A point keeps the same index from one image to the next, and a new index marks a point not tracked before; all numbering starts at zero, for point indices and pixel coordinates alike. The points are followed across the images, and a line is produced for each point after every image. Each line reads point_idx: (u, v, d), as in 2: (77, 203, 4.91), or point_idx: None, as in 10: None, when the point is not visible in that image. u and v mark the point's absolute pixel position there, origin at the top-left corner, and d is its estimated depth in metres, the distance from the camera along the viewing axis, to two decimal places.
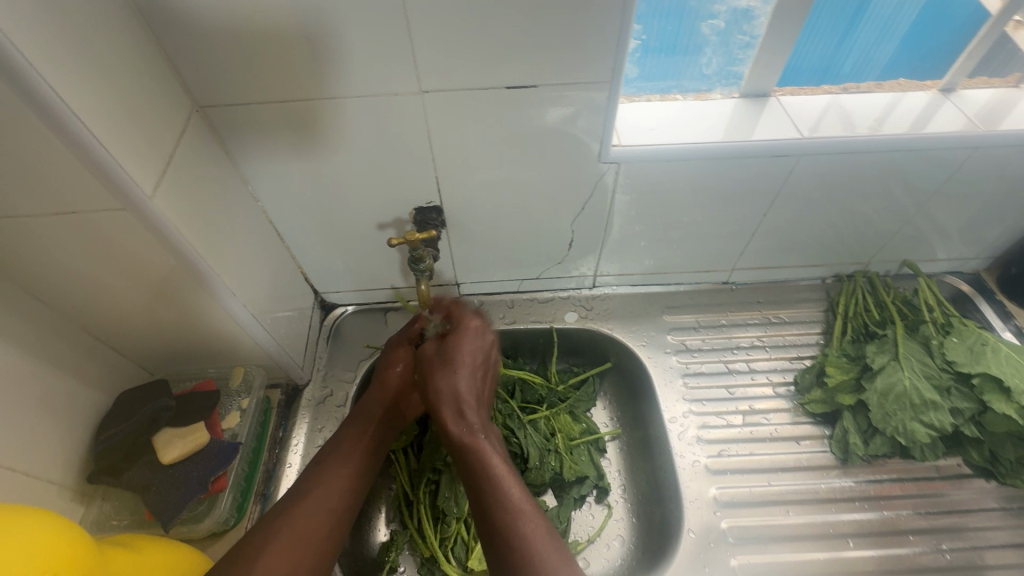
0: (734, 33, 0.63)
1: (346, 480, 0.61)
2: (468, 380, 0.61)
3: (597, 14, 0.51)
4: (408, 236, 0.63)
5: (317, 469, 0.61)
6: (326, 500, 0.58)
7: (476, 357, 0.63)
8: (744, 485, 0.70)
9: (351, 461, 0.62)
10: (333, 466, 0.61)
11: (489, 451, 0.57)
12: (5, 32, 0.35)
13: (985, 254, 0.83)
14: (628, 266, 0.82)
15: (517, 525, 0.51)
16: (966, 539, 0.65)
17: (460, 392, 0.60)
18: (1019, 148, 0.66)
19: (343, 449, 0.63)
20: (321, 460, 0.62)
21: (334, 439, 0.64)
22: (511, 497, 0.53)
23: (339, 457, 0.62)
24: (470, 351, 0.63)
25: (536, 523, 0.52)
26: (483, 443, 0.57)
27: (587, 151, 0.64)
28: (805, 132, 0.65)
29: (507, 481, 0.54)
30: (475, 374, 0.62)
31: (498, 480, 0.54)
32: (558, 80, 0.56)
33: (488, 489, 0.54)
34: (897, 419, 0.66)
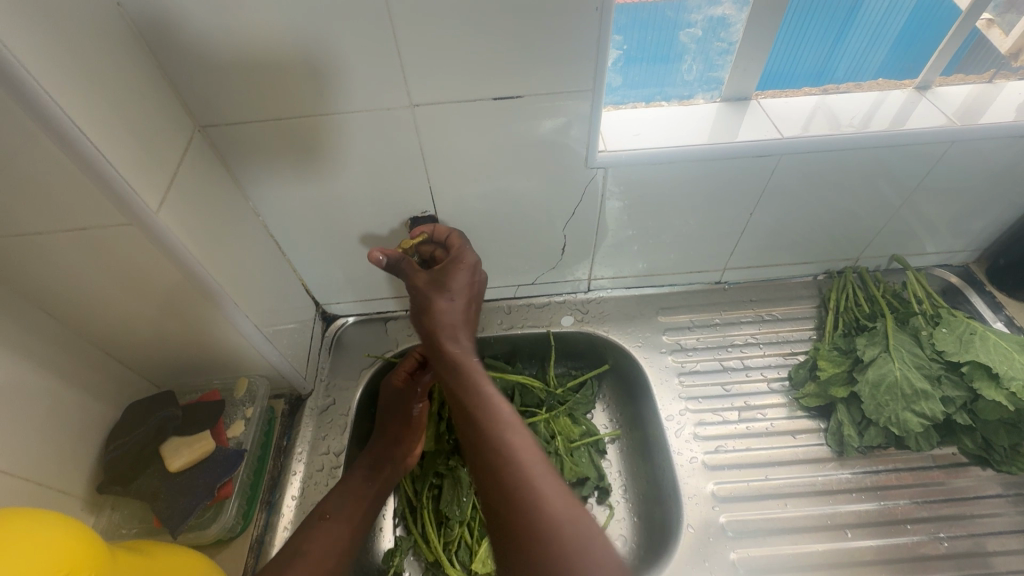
0: (711, 40, 0.65)
1: (345, 540, 0.63)
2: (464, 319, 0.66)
3: (576, 24, 0.53)
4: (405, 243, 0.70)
5: (317, 525, 0.62)
6: (325, 559, 0.60)
7: (468, 289, 0.68)
8: (742, 479, 0.70)
9: (354, 512, 0.66)
10: (334, 522, 0.63)
11: (478, 375, 0.61)
12: (10, 48, 0.36)
13: (972, 245, 0.85)
14: (622, 268, 0.84)
15: (508, 441, 0.54)
16: (967, 526, 0.65)
17: (457, 325, 0.65)
18: (995, 139, 0.68)
19: (346, 506, 0.66)
20: (322, 516, 0.64)
21: (336, 493, 0.66)
22: (501, 416, 0.56)
23: (340, 514, 0.65)
24: (468, 286, 0.67)
25: (540, 473, 0.52)
26: (473, 369, 0.62)
27: (575, 156, 0.66)
28: (783, 132, 0.67)
29: (500, 404, 0.58)
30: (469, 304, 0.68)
31: (494, 405, 0.57)
32: (543, 89, 0.58)
33: (485, 412, 0.57)
34: (890, 410, 0.67)
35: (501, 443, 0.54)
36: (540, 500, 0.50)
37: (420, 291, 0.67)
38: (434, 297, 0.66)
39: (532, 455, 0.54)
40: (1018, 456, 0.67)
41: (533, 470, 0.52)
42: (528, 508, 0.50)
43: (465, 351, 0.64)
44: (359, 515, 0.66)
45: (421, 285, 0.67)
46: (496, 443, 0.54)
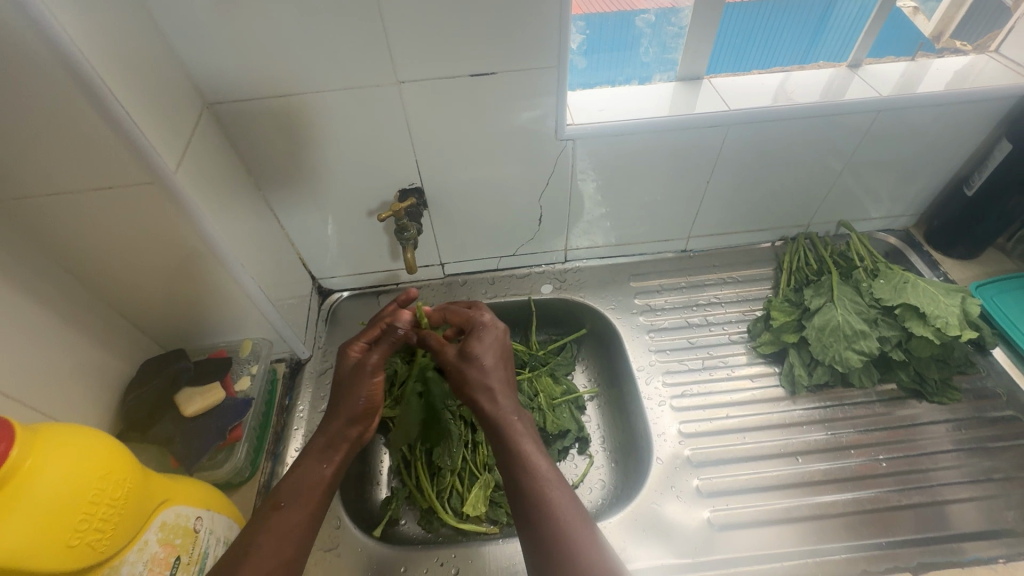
0: (664, 25, 0.74)
1: (303, 529, 0.56)
2: (496, 379, 0.66)
3: (544, 9, 0.60)
4: (392, 207, 0.74)
5: (270, 514, 0.55)
6: (279, 551, 0.53)
7: (499, 357, 0.68)
8: (706, 418, 0.77)
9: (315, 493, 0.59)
10: (289, 510, 0.56)
11: (518, 431, 0.61)
12: (57, 21, 0.43)
13: (909, 211, 0.94)
14: (595, 238, 0.92)
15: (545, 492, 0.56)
16: (905, 450, 0.73)
17: (491, 385, 0.65)
18: (918, 108, 0.76)
19: (303, 489, 0.58)
20: (275, 505, 0.56)
21: (289, 476, 0.59)
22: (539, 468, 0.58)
23: (296, 498, 0.57)
24: (495, 348, 0.69)
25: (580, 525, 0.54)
26: (512, 424, 0.62)
27: (546, 131, 0.73)
28: (730, 105, 0.75)
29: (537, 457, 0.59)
30: (500, 364, 0.68)
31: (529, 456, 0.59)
32: (516, 67, 0.65)
33: (520, 467, 0.58)
34: (834, 349, 0.74)
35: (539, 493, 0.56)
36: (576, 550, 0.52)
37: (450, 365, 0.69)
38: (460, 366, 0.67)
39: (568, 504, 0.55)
40: (947, 387, 0.75)
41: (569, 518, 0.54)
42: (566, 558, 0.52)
43: (508, 411, 0.63)
44: (318, 499, 0.58)
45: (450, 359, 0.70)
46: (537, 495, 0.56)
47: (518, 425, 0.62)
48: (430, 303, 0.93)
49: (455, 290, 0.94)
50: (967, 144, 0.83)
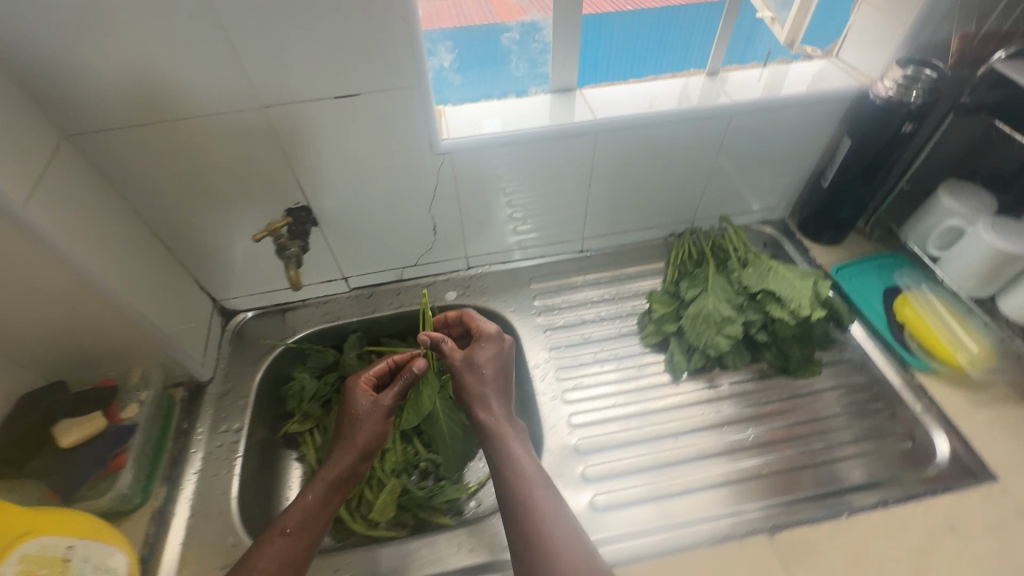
0: (529, 42, 0.80)
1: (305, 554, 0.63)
2: (491, 388, 0.73)
3: (395, 33, 0.63)
4: (268, 226, 0.74)
5: (272, 538, 0.63)
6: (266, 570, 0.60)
7: (497, 368, 0.75)
8: (594, 409, 0.81)
9: (316, 527, 0.66)
10: (293, 538, 0.63)
11: (508, 439, 0.70)
12: None
13: (781, 203, 1.02)
14: (493, 245, 0.96)
15: (530, 493, 0.64)
16: (772, 422, 0.79)
17: (484, 395, 0.73)
18: (767, 111, 0.84)
19: (309, 517, 0.66)
20: (282, 532, 0.63)
21: (293, 506, 0.66)
22: (528, 471, 0.66)
23: (301, 529, 0.64)
24: (495, 361, 0.75)
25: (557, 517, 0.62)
26: (505, 434, 0.70)
27: (422, 145, 0.76)
28: (596, 113, 0.81)
29: (524, 462, 0.67)
30: (497, 375, 0.75)
31: (519, 463, 0.67)
32: (378, 87, 0.68)
33: (509, 469, 0.67)
34: (706, 335, 0.80)
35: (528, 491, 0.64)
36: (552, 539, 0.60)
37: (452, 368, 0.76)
38: (461, 374, 0.75)
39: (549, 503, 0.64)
40: (810, 362, 0.82)
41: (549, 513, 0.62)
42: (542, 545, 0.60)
43: (499, 420, 0.72)
44: (319, 530, 0.66)
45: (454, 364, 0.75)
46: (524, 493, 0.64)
47: (509, 434, 0.70)
48: (337, 317, 0.95)
49: (362, 302, 0.96)
50: (818, 140, 0.91)
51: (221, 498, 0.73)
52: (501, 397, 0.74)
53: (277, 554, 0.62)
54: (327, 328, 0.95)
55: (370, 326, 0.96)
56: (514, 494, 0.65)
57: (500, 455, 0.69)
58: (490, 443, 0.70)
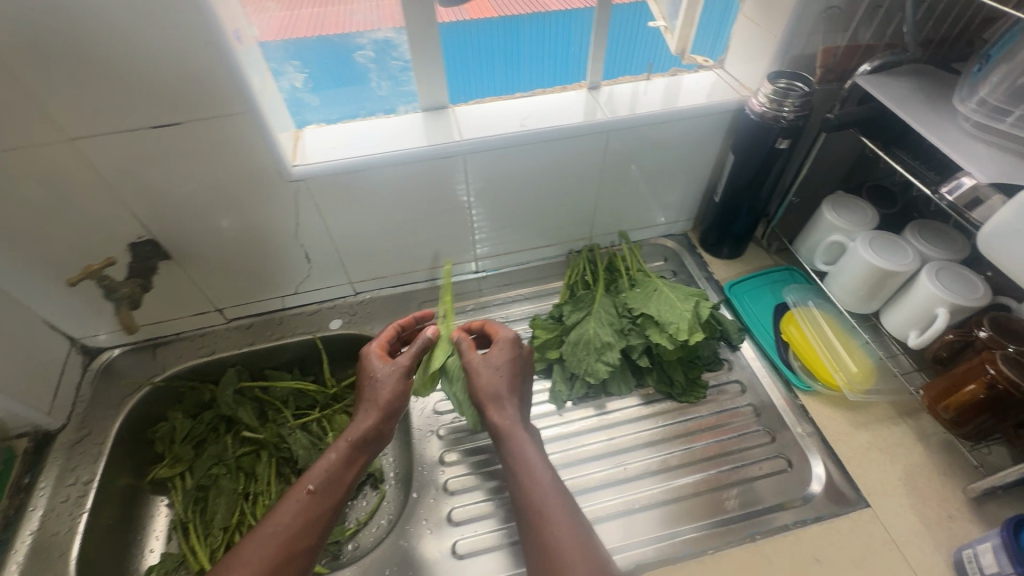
0: (387, 60, 0.75)
1: (314, 522, 0.63)
2: (506, 387, 0.69)
3: (207, 58, 0.58)
4: (85, 268, 0.68)
5: (295, 494, 0.64)
6: (262, 547, 0.59)
7: (510, 372, 0.70)
8: (468, 443, 0.78)
9: (339, 488, 0.66)
10: (318, 496, 0.64)
11: (524, 443, 0.66)
12: None
13: (681, 217, 1.00)
14: (378, 270, 0.91)
15: (540, 504, 0.61)
16: (654, 451, 0.76)
17: (500, 394, 0.68)
18: (645, 127, 0.81)
19: (329, 484, 0.66)
20: (307, 490, 0.64)
21: (320, 466, 0.66)
22: (542, 478, 0.63)
23: (326, 487, 0.65)
24: (509, 362, 0.71)
25: (570, 532, 0.58)
26: (519, 439, 0.66)
27: (269, 172, 0.71)
28: (463, 135, 0.77)
29: (540, 470, 0.63)
30: (514, 376, 0.70)
31: (534, 471, 0.63)
32: (200, 115, 0.63)
33: (523, 474, 0.63)
34: (586, 362, 0.77)
35: (539, 501, 0.61)
36: (556, 551, 0.57)
37: (467, 363, 0.71)
38: (472, 371, 0.70)
39: (560, 515, 0.60)
40: (695, 386, 0.79)
41: (560, 524, 0.59)
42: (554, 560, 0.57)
43: (512, 422, 0.67)
44: (338, 497, 0.66)
45: (468, 365, 0.71)
46: (535, 503, 0.61)
47: (522, 435, 0.66)
48: (213, 350, 0.90)
49: (241, 334, 0.91)
50: (706, 154, 0.89)
51: (59, 560, 0.68)
52: (515, 398, 0.69)
53: (270, 540, 0.60)
54: (202, 363, 0.89)
55: (251, 358, 0.91)
56: (529, 501, 0.61)
57: (513, 459, 0.65)
58: (506, 445, 0.66)
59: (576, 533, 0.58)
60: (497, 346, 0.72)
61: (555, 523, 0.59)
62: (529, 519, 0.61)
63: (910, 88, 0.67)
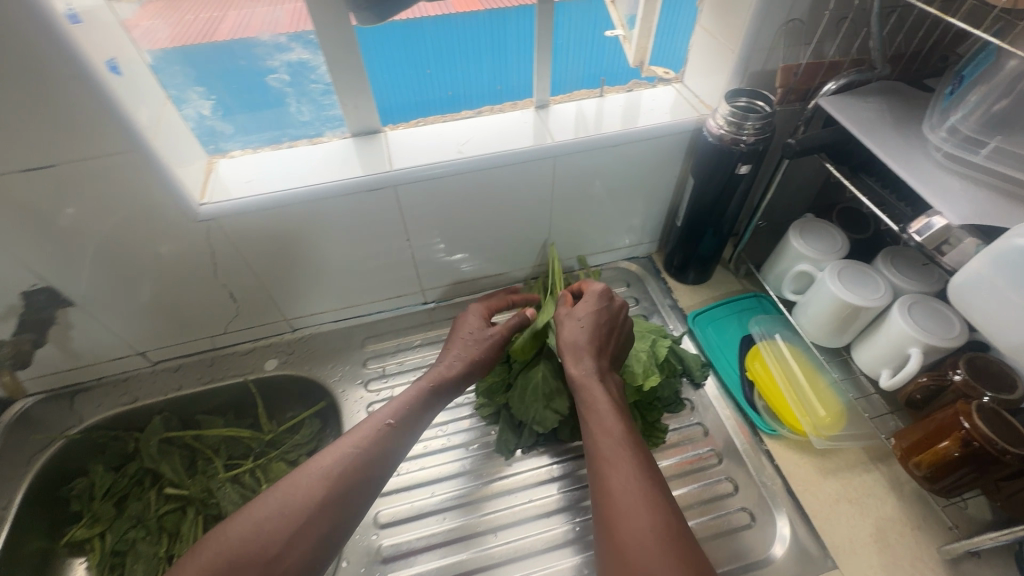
0: (305, 83, 0.68)
1: (374, 459, 0.58)
2: (592, 334, 0.62)
3: (78, 92, 0.51)
4: None
5: (365, 423, 0.60)
6: (311, 475, 0.55)
7: (603, 321, 0.64)
8: (407, 501, 0.71)
9: (416, 424, 0.62)
10: (394, 429, 0.60)
11: (601, 396, 0.57)
12: None
13: (645, 239, 0.94)
14: (314, 307, 0.84)
15: (608, 457, 0.52)
16: None
17: (580, 342, 0.61)
18: (598, 149, 0.74)
19: (410, 417, 0.62)
20: (385, 421, 0.60)
21: (398, 399, 0.63)
22: (614, 426, 0.54)
23: (405, 421, 0.61)
24: (601, 313, 0.64)
25: (640, 486, 0.49)
26: (592, 390, 0.57)
27: (173, 211, 0.64)
28: (393, 164, 0.69)
29: (615, 419, 0.54)
30: (601, 329, 0.63)
31: (607, 420, 0.54)
32: (79, 154, 0.55)
33: (596, 423, 0.55)
34: (534, 409, 0.69)
35: (607, 456, 0.52)
36: (615, 505, 0.48)
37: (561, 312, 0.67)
38: (563, 319, 0.65)
39: (626, 468, 0.50)
40: (654, 430, 0.73)
41: (622, 479, 0.50)
42: (613, 517, 0.48)
43: (585, 372, 0.59)
44: (400, 445, 0.60)
45: (589, 305, 0.65)
46: (608, 453, 0.52)
47: (605, 385, 0.59)
48: (136, 397, 0.82)
49: (167, 378, 0.84)
50: (666, 176, 0.82)
51: None
52: (601, 350, 0.62)
53: (345, 461, 0.56)
54: (124, 411, 0.82)
55: (179, 405, 0.84)
56: (600, 452, 0.52)
57: (589, 408, 0.57)
58: (582, 395, 0.58)
59: (641, 489, 0.49)
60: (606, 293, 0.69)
61: (615, 478, 0.50)
62: (597, 470, 0.52)
63: (878, 110, 0.61)
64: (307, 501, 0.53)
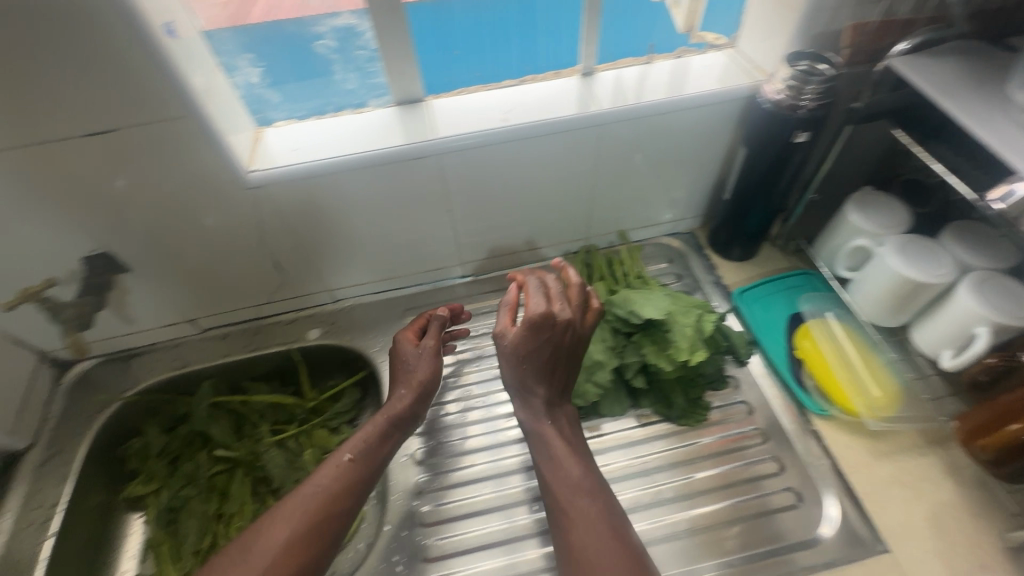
0: (351, 49, 0.68)
1: (343, 490, 0.61)
2: (540, 371, 0.63)
3: (137, 57, 0.52)
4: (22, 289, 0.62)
5: (329, 463, 0.62)
6: (290, 517, 0.58)
7: (548, 354, 0.63)
8: (449, 468, 0.73)
9: (374, 460, 0.64)
10: (357, 464, 0.62)
11: (559, 440, 0.63)
12: None
13: (688, 213, 0.91)
14: (354, 278, 0.85)
15: (573, 500, 0.58)
16: (650, 481, 0.69)
17: (525, 385, 0.64)
18: (645, 117, 0.72)
19: (367, 451, 0.64)
20: (346, 458, 0.63)
21: (353, 439, 0.64)
22: (575, 472, 0.60)
23: (365, 457, 0.63)
24: (548, 344, 0.63)
25: (599, 525, 0.56)
26: (550, 435, 0.63)
27: (225, 179, 0.64)
28: (438, 133, 0.69)
29: (577, 464, 0.61)
30: (546, 362, 0.63)
31: (569, 464, 0.61)
32: (137, 121, 0.56)
33: (554, 469, 0.61)
34: (574, 381, 0.71)
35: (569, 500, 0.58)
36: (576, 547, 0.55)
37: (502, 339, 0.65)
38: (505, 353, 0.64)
39: (584, 512, 0.57)
40: (696, 408, 0.72)
41: (582, 522, 0.56)
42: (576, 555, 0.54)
43: (539, 416, 0.64)
44: (369, 473, 0.63)
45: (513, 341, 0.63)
46: (569, 499, 0.58)
47: (561, 427, 0.64)
48: (187, 363, 0.85)
49: (215, 345, 0.87)
50: (714, 148, 0.79)
51: None
52: (548, 378, 0.64)
53: (313, 498, 0.59)
54: (175, 376, 0.85)
55: (227, 371, 0.86)
56: (563, 498, 0.58)
57: (548, 455, 0.62)
58: (538, 441, 0.63)
59: (603, 528, 0.55)
60: (553, 304, 0.65)
61: (577, 520, 0.56)
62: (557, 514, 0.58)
63: (956, 72, 0.57)
64: (288, 541, 0.56)
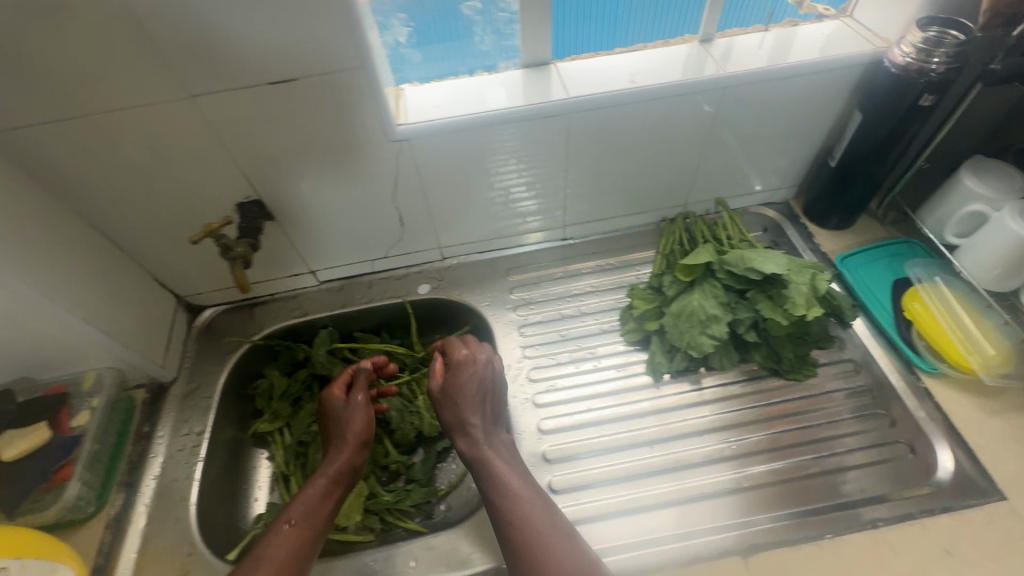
0: (493, 12, 0.72)
1: (299, 547, 0.62)
2: (469, 410, 0.70)
3: (327, 9, 0.56)
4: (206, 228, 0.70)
5: (277, 527, 0.63)
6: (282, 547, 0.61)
7: (477, 392, 0.71)
8: (567, 412, 0.77)
9: (318, 518, 0.66)
10: (297, 529, 0.63)
11: (499, 465, 0.66)
12: None
13: (785, 183, 0.93)
14: (464, 237, 0.90)
15: (524, 515, 0.61)
16: (759, 430, 0.73)
17: (467, 421, 0.70)
18: (767, 82, 0.74)
19: (311, 508, 0.66)
20: (288, 521, 0.64)
21: (297, 499, 0.67)
22: (516, 488, 0.64)
23: (307, 514, 0.65)
24: (479, 384, 0.72)
25: (556, 538, 0.59)
26: (490, 458, 0.67)
27: (375, 131, 0.69)
28: (570, 92, 0.72)
29: (517, 485, 0.64)
30: (478, 399, 0.71)
31: (507, 486, 0.64)
32: (312, 71, 0.61)
33: (497, 492, 0.64)
34: (688, 334, 0.74)
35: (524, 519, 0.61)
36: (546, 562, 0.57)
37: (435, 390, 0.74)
38: (444, 397, 0.73)
39: (551, 529, 0.60)
40: (803, 364, 0.75)
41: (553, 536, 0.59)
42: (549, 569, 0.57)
43: (478, 442, 0.69)
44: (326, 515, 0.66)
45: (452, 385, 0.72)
46: (518, 519, 0.61)
47: (491, 454, 0.67)
48: (306, 312, 0.91)
49: (331, 296, 0.92)
50: (824, 116, 0.81)
51: (181, 504, 0.73)
52: (480, 409, 0.71)
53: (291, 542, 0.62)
54: (296, 324, 0.91)
55: (342, 321, 0.92)
56: (514, 518, 0.61)
57: (486, 480, 0.65)
58: (478, 468, 0.67)
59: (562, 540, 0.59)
60: (474, 348, 0.76)
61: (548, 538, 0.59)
62: (516, 534, 0.60)
63: None
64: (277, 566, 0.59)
